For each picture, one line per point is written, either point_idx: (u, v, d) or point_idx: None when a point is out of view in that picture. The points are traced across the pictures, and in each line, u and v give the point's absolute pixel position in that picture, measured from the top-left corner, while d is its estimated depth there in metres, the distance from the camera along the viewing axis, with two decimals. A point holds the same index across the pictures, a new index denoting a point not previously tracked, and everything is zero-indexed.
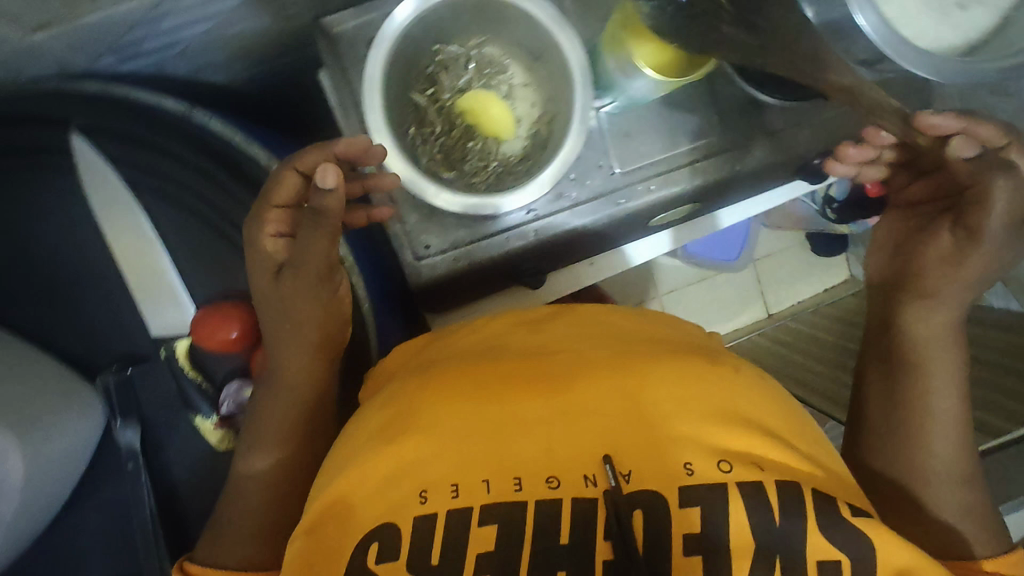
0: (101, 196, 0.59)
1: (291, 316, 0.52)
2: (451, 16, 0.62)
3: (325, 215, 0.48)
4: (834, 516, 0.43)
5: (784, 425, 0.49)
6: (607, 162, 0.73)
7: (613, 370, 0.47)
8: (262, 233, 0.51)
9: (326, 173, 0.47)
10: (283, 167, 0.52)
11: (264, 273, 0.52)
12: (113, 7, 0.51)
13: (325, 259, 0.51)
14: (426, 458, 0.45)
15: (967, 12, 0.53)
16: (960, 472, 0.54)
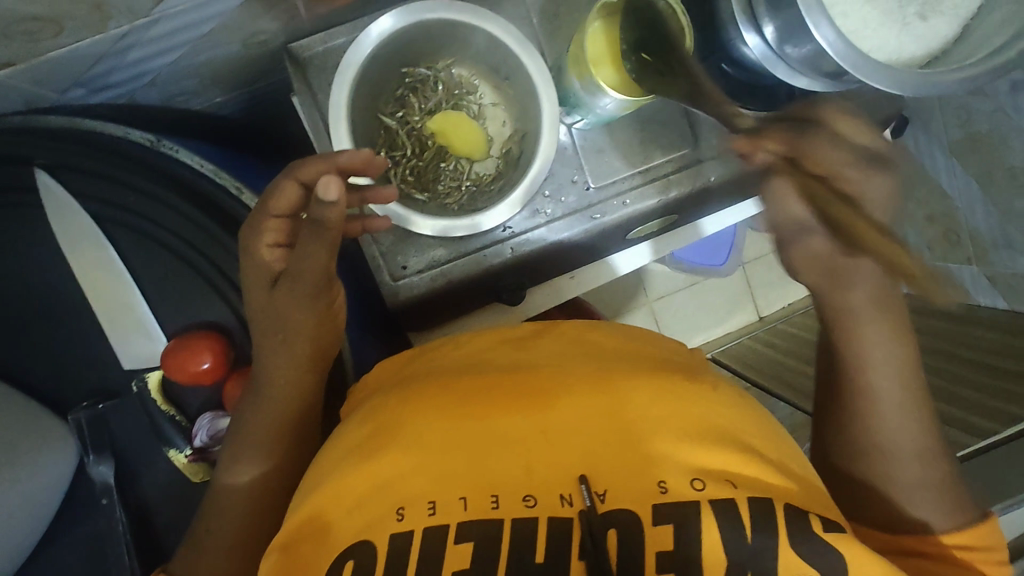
0: (55, 212, 0.52)
1: (287, 332, 0.50)
2: (417, 38, 0.62)
3: (324, 227, 0.43)
4: (804, 529, 0.42)
5: (762, 443, 0.47)
6: (581, 178, 0.73)
7: (582, 390, 0.47)
8: (258, 243, 0.49)
9: (327, 184, 0.41)
10: (284, 177, 0.48)
11: (261, 286, 0.50)
12: (77, 43, 0.51)
13: (323, 270, 0.47)
14: (406, 475, 0.43)
15: (928, 23, 0.56)
16: (919, 450, 0.51)
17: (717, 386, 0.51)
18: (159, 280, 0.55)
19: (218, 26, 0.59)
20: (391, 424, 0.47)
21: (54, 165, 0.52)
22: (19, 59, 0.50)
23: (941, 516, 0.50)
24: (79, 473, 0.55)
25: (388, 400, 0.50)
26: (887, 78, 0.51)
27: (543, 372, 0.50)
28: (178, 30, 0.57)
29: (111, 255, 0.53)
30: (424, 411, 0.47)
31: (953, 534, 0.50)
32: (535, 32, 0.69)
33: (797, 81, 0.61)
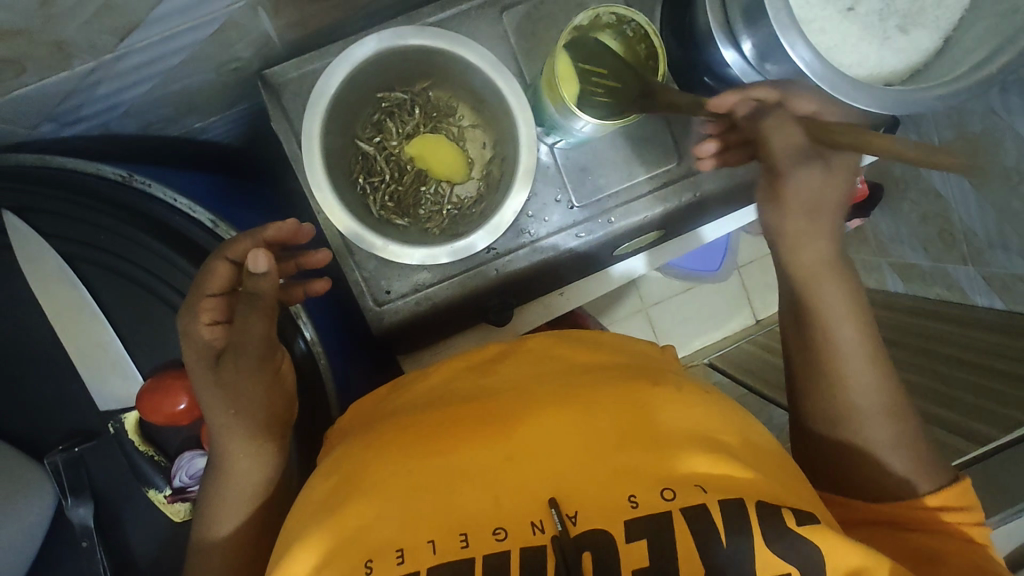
0: (23, 253, 0.52)
1: (238, 403, 0.50)
2: (391, 64, 0.61)
3: (258, 296, 0.48)
4: (779, 526, 0.41)
5: (735, 442, 0.46)
6: (564, 197, 0.73)
7: (555, 411, 0.47)
8: (196, 324, 0.50)
9: (257, 258, 0.47)
10: (214, 258, 0.51)
11: (204, 369, 0.50)
12: (41, 81, 0.51)
13: (266, 337, 0.50)
14: (372, 522, 0.42)
15: (907, 36, 0.55)
16: (885, 409, 0.53)
17: (681, 386, 0.50)
18: (133, 317, 0.54)
19: (187, 57, 0.58)
20: (357, 471, 0.46)
21: (21, 207, 0.51)
22: None
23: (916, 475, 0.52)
24: (58, 515, 0.54)
25: (355, 445, 0.50)
26: (870, 97, 0.50)
27: (516, 398, 0.49)
28: (146, 63, 0.56)
29: (84, 294, 0.53)
30: (388, 452, 0.47)
31: (934, 494, 0.51)
32: (512, 51, 0.68)
33: None
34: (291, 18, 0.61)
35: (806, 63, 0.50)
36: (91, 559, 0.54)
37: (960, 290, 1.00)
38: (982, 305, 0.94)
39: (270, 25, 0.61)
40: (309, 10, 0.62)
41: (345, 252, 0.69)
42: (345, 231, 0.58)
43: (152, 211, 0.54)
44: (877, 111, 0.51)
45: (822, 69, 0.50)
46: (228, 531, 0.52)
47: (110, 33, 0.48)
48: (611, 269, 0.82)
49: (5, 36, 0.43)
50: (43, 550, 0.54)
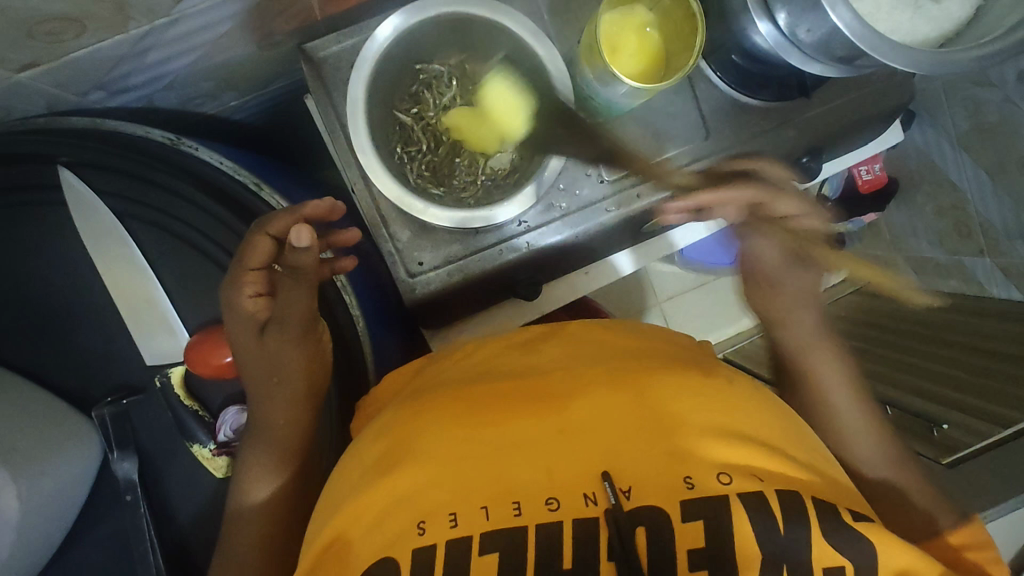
0: (80, 210, 0.54)
1: (282, 375, 0.52)
2: (434, 34, 0.64)
3: (303, 273, 0.49)
4: (836, 521, 0.41)
5: (781, 435, 0.47)
6: (596, 170, 0.73)
7: (608, 385, 0.47)
8: (241, 296, 0.51)
9: (299, 233, 0.46)
10: (255, 233, 0.50)
11: (249, 338, 0.52)
12: (98, 44, 0.52)
13: (307, 313, 0.52)
14: (424, 486, 0.43)
15: (939, 5, 0.56)
16: (890, 458, 0.59)
17: (730, 380, 0.51)
18: (181, 277, 0.56)
19: (235, 27, 0.60)
20: (407, 439, 0.46)
21: (75, 162, 0.53)
22: (40, 61, 0.51)
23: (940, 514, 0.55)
24: (104, 468, 0.55)
25: (401, 412, 0.50)
26: (904, 57, 0.52)
27: (560, 374, 0.50)
28: (196, 32, 0.58)
29: (134, 251, 0.54)
30: (439, 420, 0.47)
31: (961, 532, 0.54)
32: (546, 27, 0.70)
33: (810, 66, 0.62)
34: None
35: (843, 25, 0.52)
36: (134, 513, 0.54)
37: (976, 283, 1.03)
38: (1001, 295, 0.97)
39: None
40: None
41: (379, 220, 0.69)
42: (391, 198, 0.61)
43: (203, 171, 0.56)
44: (911, 71, 0.52)
45: (860, 28, 0.52)
46: (265, 496, 0.52)
47: None
48: (614, 257, 0.84)
49: None
50: (88, 502, 0.55)
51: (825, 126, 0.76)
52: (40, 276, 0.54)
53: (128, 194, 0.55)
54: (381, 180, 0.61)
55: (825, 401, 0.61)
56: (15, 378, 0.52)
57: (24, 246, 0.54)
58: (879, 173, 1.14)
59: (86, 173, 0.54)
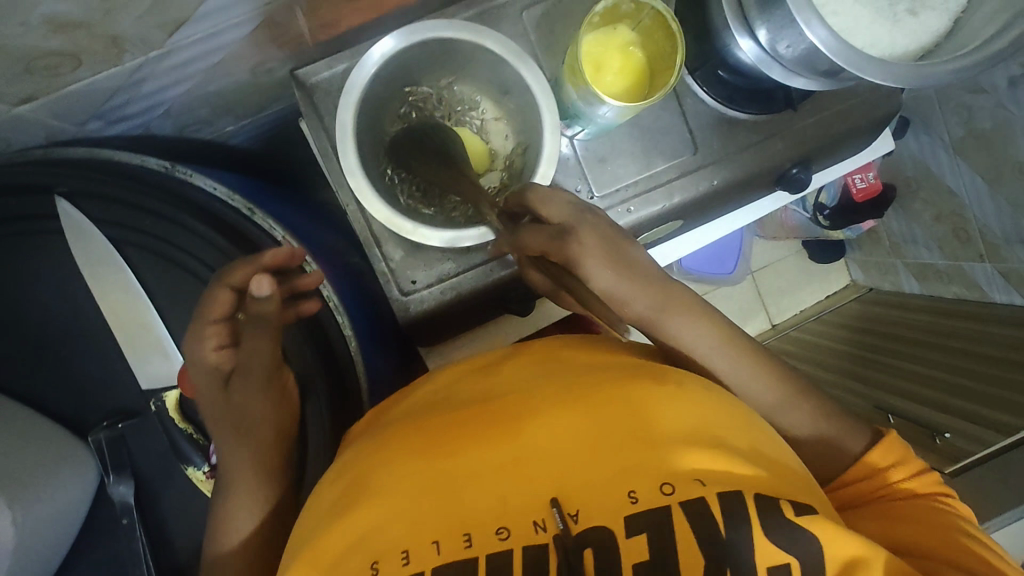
0: (77, 239, 0.55)
1: (244, 421, 0.53)
2: (421, 58, 0.65)
3: (264, 320, 0.50)
4: (778, 517, 0.43)
5: (732, 434, 0.48)
6: (585, 187, 0.74)
7: (560, 405, 0.48)
8: (204, 350, 0.53)
9: (260, 283, 0.49)
10: (215, 285, 0.52)
11: (214, 389, 0.53)
12: (94, 76, 0.54)
13: (271, 359, 0.53)
14: (379, 525, 0.44)
15: (917, 18, 0.57)
16: (782, 391, 0.57)
17: (682, 382, 0.51)
18: (175, 301, 0.57)
19: (228, 56, 0.62)
20: (365, 477, 0.47)
21: (72, 192, 0.54)
22: (37, 94, 0.52)
23: (851, 442, 0.57)
24: (100, 492, 0.56)
25: (366, 447, 0.51)
26: (882, 71, 0.52)
27: (515, 398, 0.51)
28: (189, 63, 0.60)
29: (130, 277, 0.56)
30: (391, 457, 0.48)
31: (873, 452, 0.57)
32: (533, 48, 0.71)
33: (794, 81, 0.63)
34: (323, 19, 0.64)
35: (821, 41, 0.53)
36: (130, 535, 0.55)
37: (977, 289, 1.03)
38: (1002, 301, 0.97)
39: (303, 26, 0.64)
40: (340, 13, 0.64)
41: (372, 241, 0.70)
42: (382, 220, 0.61)
43: (196, 198, 0.57)
44: (891, 85, 0.53)
45: (838, 45, 0.52)
46: (242, 537, 0.53)
47: (159, 27, 0.51)
48: None
49: (68, 28, 0.46)
50: (85, 524, 0.56)
51: (813, 137, 0.77)
52: (37, 303, 0.55)
53: (123, 223, 0.56)
54: (373, 204, 0.61)
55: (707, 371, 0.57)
56: (13, 404, 0.53)
57: (21, 274, 0.55)
58: (874, 181, 1.12)
59: (82, 203, 0.55)
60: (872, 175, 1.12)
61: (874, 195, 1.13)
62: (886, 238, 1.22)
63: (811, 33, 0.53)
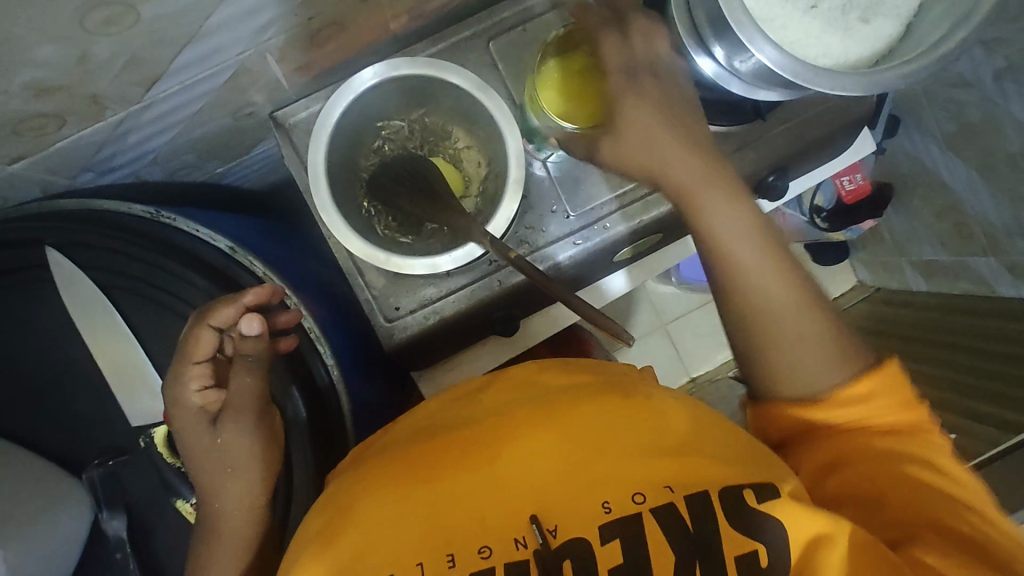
0: (68, 287, 0.58)
1: (235, 458, 0.55)
2: (391, 93, 0.67)
3: (252, 357, 0.53)
4: (743, 509, 0.44)
5: (703, 435, 0.49)
6: (560, 207, 0.75)
7: (532, 424, 0.49)
8: (188, 391, 0.55)
9: (251, 323, 0.51)
10: (197, 327, 0.55)
11: (201, 427, 0.55)
12: (79, 132, 0.57)
13: (259, 396, 0.55)
14: (364, 553, 0.44)
15: (869, 24, 0.58)
16: (787, 295, 0.55)
17: (652, 394, 0.52)
18: (162, 340, 0.59)
19: (207, 104, 0.65)
20: (347, 507, 0.48)
21: (63, 243, 0.57)
22: (27, 153, 0.56)
23: (835, 371, 0.54)
24: (96, 528, 0.59)
25: (349, 479, 0.51)
26: (830, 81, 0.53)
27: (490, 420, 0.51)
28: (170, 113, 0.63)
29: (117, 320, 0.58)
30: (369, 486, 0.48)
31: (857, 383, 0.54)
32: (501, 77, 0.74)
33: (757, 93, 0.64)
34: (297, 64, 0.67)
35: (768, 56, 0.54)
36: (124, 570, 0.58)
37: (986, 284, 0.97)
38: (1009, 296, 0.92)
39: (278, 71, 0.67)
40: (312, 57, 0.68)
41: (355, 271, 0.72)
42: (356, 252, 0.64)
43: (179, 241, 0.60)
44: (840, 93, 0.54)
45: (784, 58, 0.53)
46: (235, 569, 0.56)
47: (135, 83, 0.54)
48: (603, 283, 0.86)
49: (49, 92, 0.49)
50: (82, 561, 0.58)
51: (787, 145, 0.78)
52: (32, 349, 0.58)
53: (111, 268, 0.59)
54: (347, 238, 0.63)
55: (735, 262, 0.56)
56: (12, 447, 0.56)
57: (17, 323, 0.58)
58: (862, 182, 1.12)
59: (72, 251, 0.58)
60: (859, 176, 1.13)
61: (862, 196, 1.14)
62: (885, 238, 1.22)
63: (759, 49, 0.54)
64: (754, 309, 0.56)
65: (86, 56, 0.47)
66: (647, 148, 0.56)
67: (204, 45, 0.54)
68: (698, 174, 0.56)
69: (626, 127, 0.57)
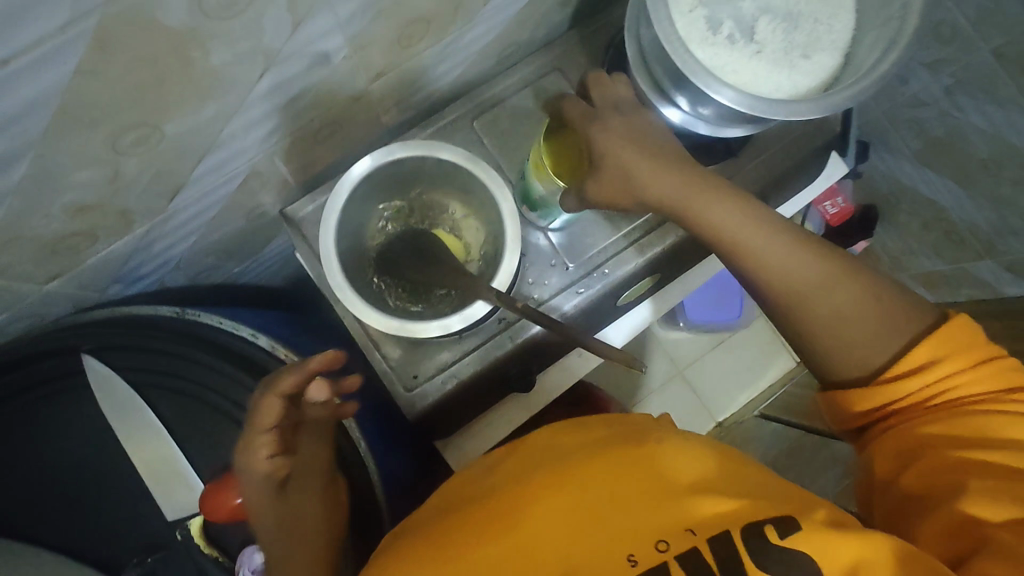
0: (102, 390, 0.61)
1: (303, 520, 0.58)
2: (389, 176, 0.73)
3: (318, 424, 0.59)
4: (764, 546, 0.44)
5: (717, 477, 0.49)
6: (559, 259, 0.79)
7: (551, 487, 0.49)
8: (257, 459, 0.54)
9: (319, 390, 0.51)
10: (267, 395, 0.53)
11: (272, 494, 0.56)
12: (110, 247, 0.62)
13: (322, 457, 0.60)
14: None
15: (810, 59, 0.64)
16: (825, 271, 0.58)
17: (661, 440, 0.52)
18: (193, 432, 0.63)
19: (222, 208, 0.71)
20: None
21: (96, 347, 0.61)
22: (63, 271, 0.61)
23: (886, 338, 0.56)
24: None
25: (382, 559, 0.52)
26: (785, 109, 0.59)
27: (513, 485, 0.51)
28: (190, 220, 0.69)
29: (150, 416, 0.61)
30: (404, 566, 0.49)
31: (915, 353, 0.55)
32: (489, 151, 0.80)
33: (722, 132, 0.69)
34: (301, 163, 0.74)
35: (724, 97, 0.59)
36: None
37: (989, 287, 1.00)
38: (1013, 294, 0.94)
39: (285, 171, 0.73)
40: (315, 154, 0.74)
41: (371, 345, 0.75)
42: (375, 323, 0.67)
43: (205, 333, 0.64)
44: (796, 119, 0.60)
45: (740, 96, 0.59)
46: None
47: (159, 195, 0.60)
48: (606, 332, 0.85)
49: (84, 211, 0.55)
50: None
51: (763, 177, 0.83)
52: (69, 456, 0.60)
53: (142, 366, 0.62)
54: (363, 311, 0.67)
55: (760, 258, 0.59)
56: (52, 556, 0.57)
57: (53, 433, 0.60)
58: (844, 204, 1.15)
59: (104, 354, 0.61)
60: (839, 199, 1.16)
61: (847, 217, 1.17)
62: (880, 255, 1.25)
63: (716, 92, 0.60)
64: (794, 294, 0.59)
65: (117, 175, 0.53)
66: (645, 177, 0.62)
67: (220, 155, 0.60)
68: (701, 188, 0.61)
69: (616, 164, 0.63)
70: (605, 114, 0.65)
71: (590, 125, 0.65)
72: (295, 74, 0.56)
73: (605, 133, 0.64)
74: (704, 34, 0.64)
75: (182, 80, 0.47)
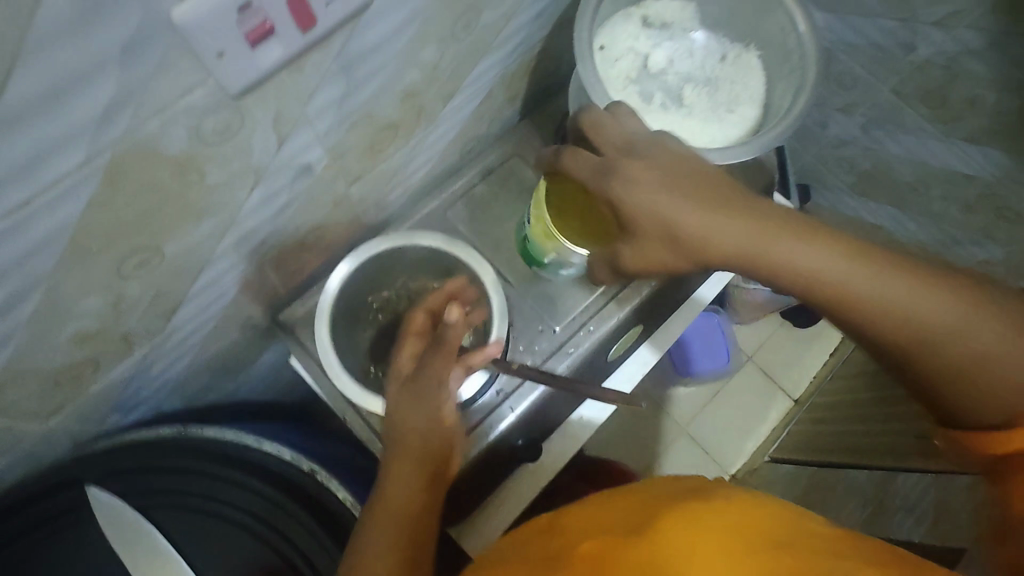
0: (109, 520, 0.64)
1: (412, 421, 0.64)
2: (374, 269, 0.77)
3: (448, 344, 0.66)
4: None
5: (801, 543, 0.45)
6: (545, 324, 0.83)
7: (620, 562, 0.45)
8: (400, 357, 0.68)
9: (451, 310, 0.66)
10: (416, 309, 0.70)
11: (394, 388, 0.67)
12: (111, 373, 0.63)
13: (447, 379, 0.66)
14: None
15: (735, 113, 0.73)
16: (950, 299, 0.49)
17: (730, 497, 0.49)
18: (200, 545, 0.66)
19: (216, 323, 0.73)
20: None
21: (103, 479, 0.66)
22: (64, 403, 0.61)
23: None
24: None
25: None
26: (722, 153, 0.66)
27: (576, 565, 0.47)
28: (187, 339, 0.71)
29: (157, 537, 0.64)
30: None
31: None
32: (466, 236, 0.86)
33: None
34: (290, 270, 0.78)
35: None
36: None
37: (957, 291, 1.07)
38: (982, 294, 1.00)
39: (276, 280, 0.77)
40: (302, 261, 0.78)
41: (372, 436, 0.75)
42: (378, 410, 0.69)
43: (206, 447, 0.70)
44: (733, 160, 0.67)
45: None
46: None
47: (158, 316, 0.62)
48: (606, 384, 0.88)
49: (87, 339, 0.56)
50: None
51: None
52: None
53: (148, 488, 0.67)
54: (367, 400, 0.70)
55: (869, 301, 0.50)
56: None
57: None
58: None
59: (112, 483, 0.66)
60: None
61: None
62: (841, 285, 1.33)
63: None
64: (918, 335, 0.50)
65: (120, 299, 0.56)
66: (703, 233, 0.52)
67: (215, 270, 0.64)
68: (772, 241, 0.52)
69: (655, 221, 0.53)
70: (622, 164, 0.54)
71: (609, 182, 0.55)
72: (283, 186, 0.61)
73: (643, 184, 0.53)
74: (640, 105, 0.73)
75: (181, 202, 0.51)
